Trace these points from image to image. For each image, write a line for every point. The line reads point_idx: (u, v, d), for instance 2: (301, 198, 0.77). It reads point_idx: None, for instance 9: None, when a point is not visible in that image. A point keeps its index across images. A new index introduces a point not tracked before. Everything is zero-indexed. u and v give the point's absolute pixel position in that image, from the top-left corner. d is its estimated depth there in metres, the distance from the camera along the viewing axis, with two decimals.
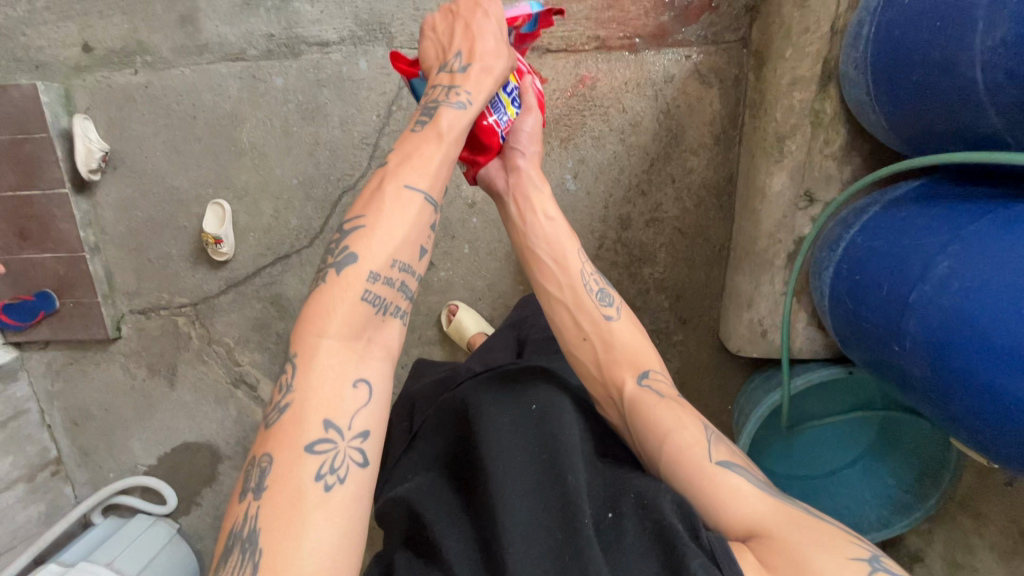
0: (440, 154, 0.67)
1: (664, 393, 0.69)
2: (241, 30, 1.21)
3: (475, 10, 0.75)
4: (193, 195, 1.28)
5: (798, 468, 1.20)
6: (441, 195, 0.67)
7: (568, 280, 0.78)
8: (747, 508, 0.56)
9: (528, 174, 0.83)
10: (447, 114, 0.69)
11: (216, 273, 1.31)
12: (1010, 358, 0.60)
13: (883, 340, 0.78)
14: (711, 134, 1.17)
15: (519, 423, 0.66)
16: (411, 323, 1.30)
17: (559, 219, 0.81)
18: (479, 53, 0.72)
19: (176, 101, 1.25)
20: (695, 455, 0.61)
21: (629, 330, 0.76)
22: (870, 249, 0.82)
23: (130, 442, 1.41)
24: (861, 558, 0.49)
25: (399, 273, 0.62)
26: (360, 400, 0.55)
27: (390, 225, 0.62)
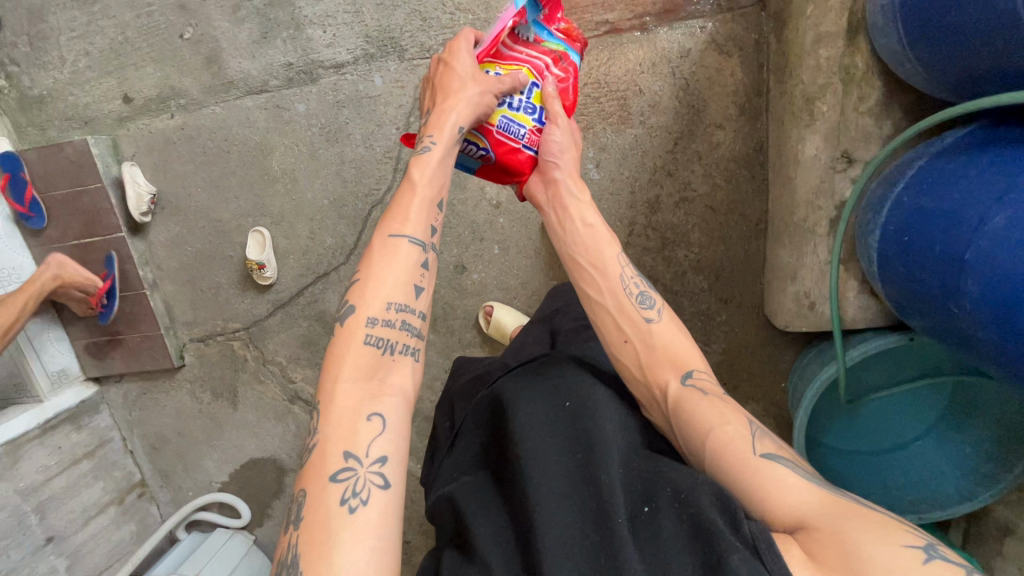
0: (416, 200, 0.70)
1: (708, 389, 0.68)
2: (262, 63, 1.26)
3: (438, 65, 0.78)
4: (235, 225, 1.35)
5: (865, 442, 1.14)
6: (428, 233, 0.70)
7: (605, 283, 0.78)
8: (794, 499, 0.53)
9: (567, 183, 0.83)
10: (417, 163, 0.72)
11: (263, 297, 1.38)
12: None
13: (940, 303, 0.74)
14: (735, 106, 1.12)
15: (552, 424, 0.66)
16: (450, 328, 1.32)
17: (599, 224, 0.81)
18: (444, 100, 0.74)
19: (210, 138, 1.31)
20: (739, 447, 0.59)
21: (672, 329, 0.75)
22: (917, 207, 0.77)
23: (203, 462, 1.50)
24: (918, 548, 0.46)
25: (396, 314, 0.64)
26: (374, 429, 0.58)
27: (381, 275, 0.66)
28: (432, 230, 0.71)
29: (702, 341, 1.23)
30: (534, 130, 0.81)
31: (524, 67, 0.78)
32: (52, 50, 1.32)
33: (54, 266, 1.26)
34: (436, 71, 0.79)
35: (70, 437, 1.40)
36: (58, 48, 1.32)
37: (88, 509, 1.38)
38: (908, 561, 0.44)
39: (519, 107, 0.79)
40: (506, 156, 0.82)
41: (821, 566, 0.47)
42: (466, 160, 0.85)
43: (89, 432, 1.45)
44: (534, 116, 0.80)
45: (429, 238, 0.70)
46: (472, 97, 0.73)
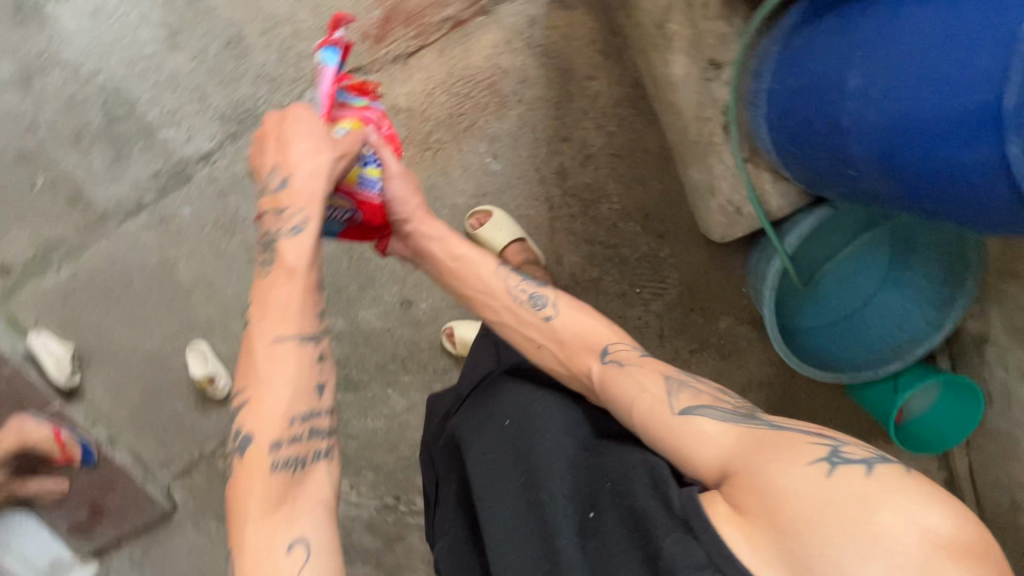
0: (296, 290, 0.67)
1: (624, 360, 0.69)
2: (128, 182, 1.20)
3: (279, 118, 0.72)
4: (169, 349, 1.28)
5: (836, 313, 1.18)
6: (316, 321, 0.67)
7: (498, 302, 0.79)
8: (717, 446, 0.56)
9: (422, 232, 0.83)
10: (287, 245, 0.67)
11: (228, 406, 1.32)
12: (951, 129, 0.59)
13: (838, 171, 0.76)
14: (599, 52, 1.13)
15: (509, 449, 0.71)
16: (421, 363, 1.30)
17: (467, 252, 0.82)
18: (297, 167, 0.68)
19: (108, 275, 1.24)
20: (659, 415, 0.61)
21: (573, 317, 0.75)
22: (786, 90, 0.79)
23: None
24: (820, 460, 0.49)
25: (302, 424, 0.64)
26: (299, 560, 0.60)
27: (273, 388, 0.64)
28: (317, 317, 0.68)
29: (656, 281, 1.25)
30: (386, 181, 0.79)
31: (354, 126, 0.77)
32: None
33: (19, 425, 1.24)
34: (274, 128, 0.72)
35: None
36: None
37: None
38: (812, 478, 0.48)
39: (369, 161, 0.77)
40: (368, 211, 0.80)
41: (744, 512, 0.49)
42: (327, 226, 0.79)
43: None
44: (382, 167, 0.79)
45: (317, 326, 0.67)
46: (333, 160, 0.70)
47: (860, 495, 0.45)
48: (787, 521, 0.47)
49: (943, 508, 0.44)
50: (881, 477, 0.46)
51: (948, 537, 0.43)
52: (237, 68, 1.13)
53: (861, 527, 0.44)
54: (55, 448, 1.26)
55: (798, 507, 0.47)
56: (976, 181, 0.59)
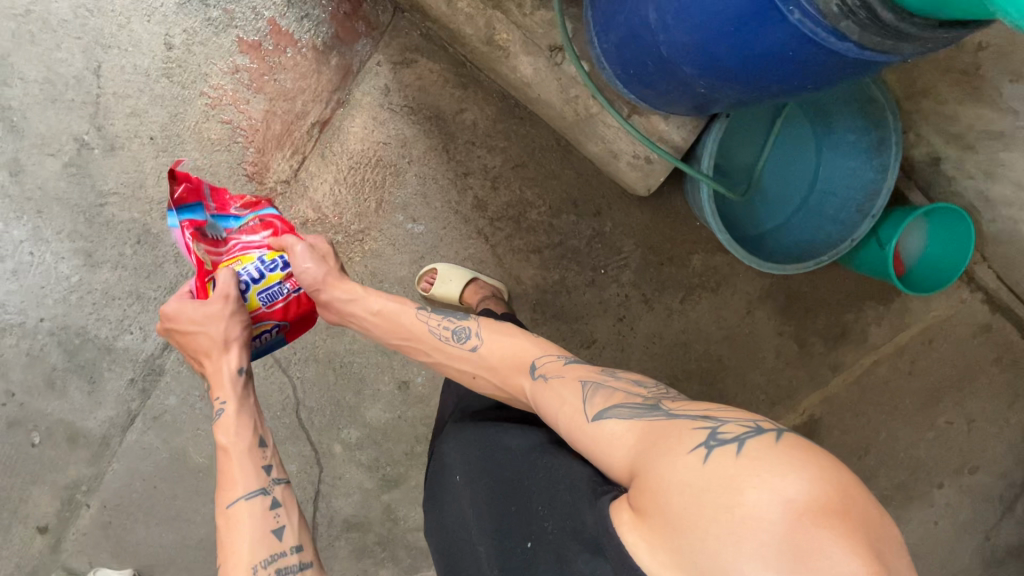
0: (236, 458, 0.75)
1: (549, 371, 0.69)
2: (112, 399, 1.24)
3: (174, 328, 0.84)
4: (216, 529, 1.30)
5: (783, 203, 1.20)
6: (262, 476, 0.74)
7: (426, 344, 0.83)
8: (619, 451, 0.53)
9: (339, 297, 0.87)
10: (220, 429, 0.77)
11: None
12: (742, 21, 0.61)
13: (691, 93, 0.79)
14: (457, 86, 1.18)
15: (468, 501, 0.72)
16: None
17: (382, 304, 0.87)
18: (207, 360, 0.81)
19: (132, 489, 1.28)
20: (575, 426, 0.59)
21: (493, 340, 0.77)
22: (614, 46, 0.83)
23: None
24: (698, 445, 0.47)
25: (266, 569, 0.67)
26: None
27: (234, 547, 0.68)
28: (265, 470, 0.75)
29: (614, 256, 1.25)
30: (286, 278, 0.88)
31: (235, 257, 0.86)
32: None
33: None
34: (178, 332, 0.84)
35: None
36: None
37: None
38: (691, 468, 0.45)
39: (263, 272, 0.86)
40: (289, 312, 0.91)
41: (643, 516, 0.47)
42: (270, 346, 0.91)
43: None
44: (279, 266, 0.87)
45: (266, 478, 0.74)
46: (227, 335, 0.81)
47: (729, 476, 0.43)
48: (674, 519, 0.44)
49: (813, 475, 0.40)
50: (752, 454, 0.44)
51: (818, 506, 0.39)
52: (156, 256, 1.19)
53: (733, 513, 0.41)
54: None
55: (682, 500, 0.44)
56: (793, 53, 0.61)
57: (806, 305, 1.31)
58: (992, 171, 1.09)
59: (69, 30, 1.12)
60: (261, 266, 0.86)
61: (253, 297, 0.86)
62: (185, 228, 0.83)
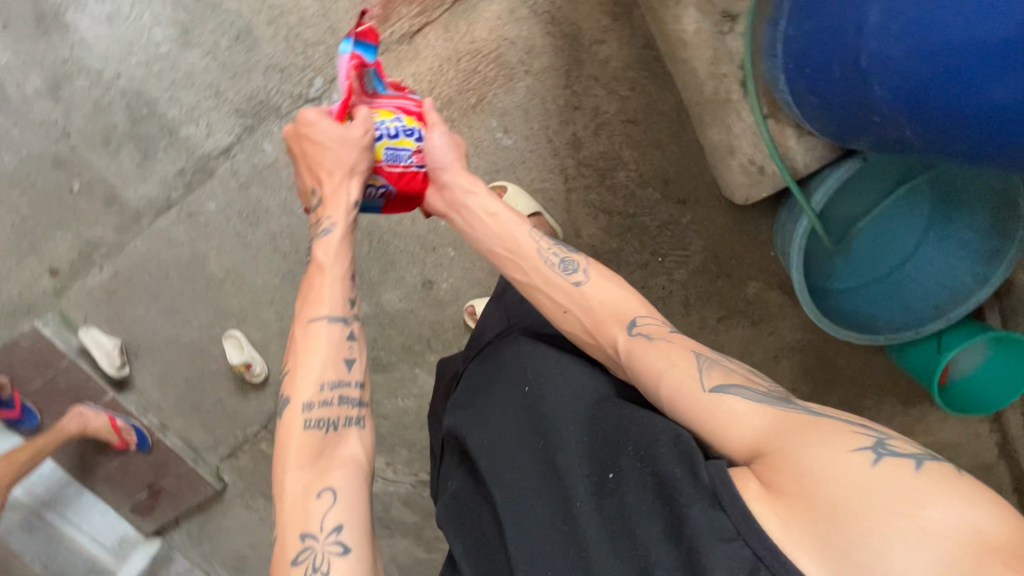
0: (328, 279, 0.72)
1: (654, 333, 0.65)
2: (156, 180, 1.24)
3: (302, 137, 0.77)
4: (208, 339, 1.34)
5: (868, 271, 1.13)
6: (348, 307, 0.72)
7: (526, 263, 0.76)
8: (747, 429, 0.52)
9: (458, 184, 0.81)
10: (320, 246, 0.74)
11: (265, 391, 1.39)
12: (983, 57, 0.55)
13: (862, 118, 0.71)
14: (607, 14, 1.10)
15: (521, 416, 0.70)
16: (445, 342, 1.32)
17: (501, 209, 0.80)
18: (326, 179, 0.75)
19: (145, 271, 1.31)
20: (688, 390, 0.57)
21: (603, 286, 0.71)
22: (804, 34, 0.73)
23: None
24: (864, 449, 0.45)
25: (331, 391, 0.67)
26: (326, 504, 0.62)
27: (308, 360, 0.68)
28: (349, 302, 0.72)
29: (678, 249, 1.21)
30: (417, 149, 0.80)
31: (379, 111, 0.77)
32: None
33: (78, 412, 1.32)
34: (300, 141, 0.78)
35: None
36: None
37: None
38: (854, 466, 0.44)
39: (398, 133, 0.78)
40: (402, 182, 0.82)
41: (780, 495, 0.46)
42: (371, 203, 0.83)
43: None
44: (414, 136, 0.80)
45: (349, 308, 0.72)
46: (354, 164, 0.74)
47: (906, 489, 0.42)
48: (821, 507, 0.43)
49: (1003, 516, 0.40)
50: (933, 475, 0.42)
51: (1005, 546, 0.38)
52: (248, 61, 1.17)
53: (902, 524, 0.40)
54: (113, 434, 1.33)
55: (839, 493, 0.43)
56: (1012, 115, 0.56)
57: (834, 377, 1.28)
58: None
59: None
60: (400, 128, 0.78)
61: (381, 149, 0.77)
62: (354, 60, 0.73)
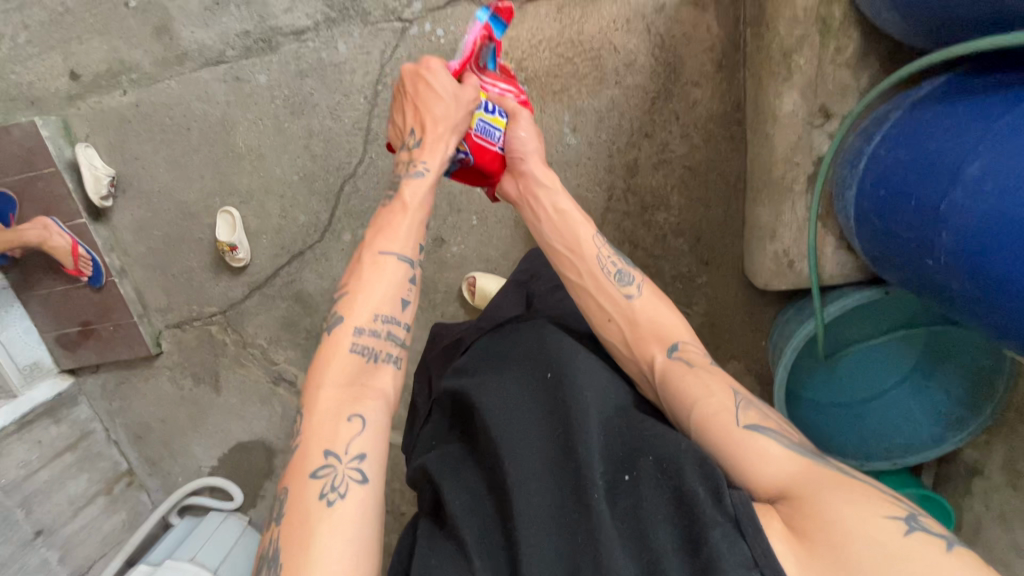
0: (409, 220, 0.73)
1: (694, 362, 0.69)
2: (217, 32, 1.19)
3: (416, 79, 0.76)
4: (202, 206, 1.30)
5: (842, 395, 1.17)
6: (417, 251, 0.72)
7: (582, 264, 0.79)
8: (776, 472, 0.54)
9: (535, 175, 0.83)
10: (409, 186, 0.74)
11: (238, 279, 1.35)
12: None
13: (917, 256, 0.72)
14: (713, 62, 1.09)
15: (534, 398, 0.67)
16: (432, 302, 1.30)
17: (570, 208, 0.81)
18: (430, 126, 0.75)
19: (168, 114, 1.25)
20: (723, 422, 0.60)
21: (653, 304, 0.75)
22: (895, 158, 0.75)
23: (189, 448, 1.52)
24: (897, 518, 0.47)
25: (383, 324, 0.67)
26: (355, 430, 0.60)
27: (369, 287, 0.68)
28: (420, 247, 0.73)
29: (683, 303, 1.23)
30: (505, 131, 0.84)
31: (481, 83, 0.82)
32: None
33: (42, 224, 1.25)
34: (411, 83, 0.77)
35: (50, 431, 1.38)
36: None
37: (75, 501, 1.39)
38: (889, 532, 0.46)
39: (494, 110, 0.82)
40: (479, 159, 0.83)
41: (804, 539, 0.47)
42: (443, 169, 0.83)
43: (69, 424, 1.43)
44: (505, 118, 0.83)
45: (418, 253, 0.73)
46: (459, 123, 0.76)
47: (936, 563, 0.43)
48: (848, 561, 0.45)
49: None
50: (963, 559, 0.44)
51: None
52: None
53: None
54: (70, 259, 1.28)
55: (867, 552, 0.45)
56: None
57: None
58: (1008, 525, 1.07)
59: None
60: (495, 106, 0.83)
61: (475, 118, 0.80)
62: (484, 28, 0.78)
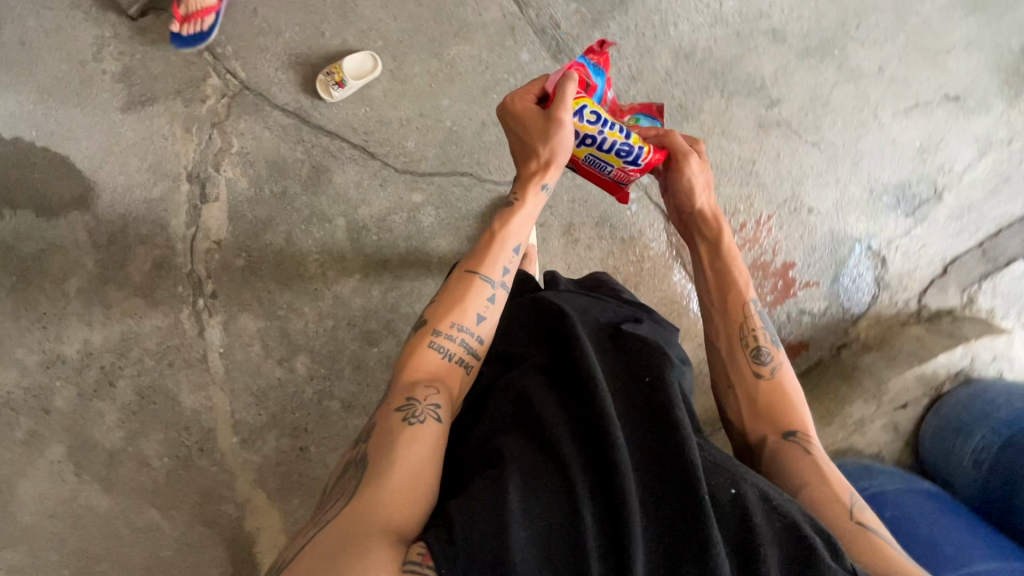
0: (495, 244, 0.85)
1: (811, 449, 0.79)
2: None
3: (510, 119, 0.91)
4: (361, 28, 1.14)
5: None
6: (502, 271, 0.83)
7: (726, 330, 0.92)
8: (877, 559, 0.67)
9: (719, 224, 0.97)
10: (501, 220, 0.87)
11: (296, 91, 1.13)
12: None
13: None
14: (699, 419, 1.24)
15: (631, 400, 0.70)
16: (394, 307, 1.24)
17: (739, 270, 0.95)
18: (531, 172, 0.89)
19: None
20: (832, 508, 0.73)
21: (784, 382, 0.87)
22: None
23: (3, 96, 1.14)
24: None
25: (458, 332, 0.77)
26: (433, 390, 0.70)
27: (457, 299, 0.80)
28: (505, 271, 0.84)
29: None
30: (620, 167, 0.94)
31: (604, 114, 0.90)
32: None
33: None
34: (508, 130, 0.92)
35: None
36: None
37: None
38: None
39: (614, 150, 0.91)
40: (586, 173, 1.00)
41: None
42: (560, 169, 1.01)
43: None
44: (627, 158, 0.92)
45: (501, 275, 0.83)
46: (557, 162, 0.88)
47: None
48: None
49: None
50: None
51: None
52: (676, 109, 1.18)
53: None
54: None
55: None
56: None
57: None
58: None
59: (850, 119, 1.22)
60: (624, 146, 0.91)
61: (582, 150, 0.93)
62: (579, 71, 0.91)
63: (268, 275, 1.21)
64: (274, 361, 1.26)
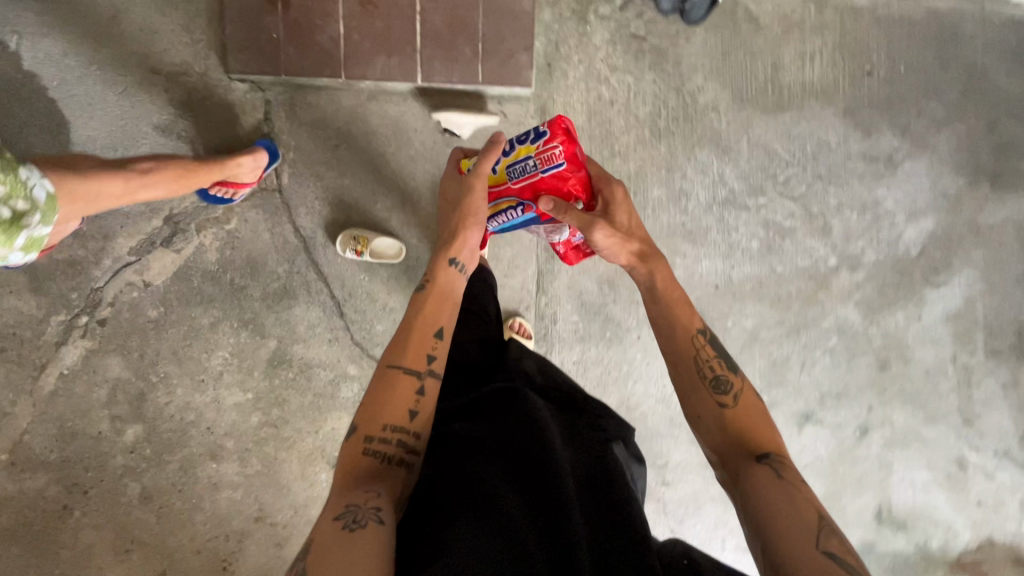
0: (409, 326, 0.79)
1: (782, 474, 0.66)
2: (564, 294, 1.28)
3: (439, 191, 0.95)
4: (409, 217, 1.17)
5: None
6: (416, 358, 0.75)
7: (687, 367, 0.80)
8: None
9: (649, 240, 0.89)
10: (422, 290, 0.83)
11: (318, 226, 1.15)
12: None
13: None
14: None
15: (572, 473, 0.69)
16: (260, 442, 1.19)
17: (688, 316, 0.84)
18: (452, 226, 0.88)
19: None
20: (804, 539, 0.58)
21: (752, 414, 0.75)
22: None
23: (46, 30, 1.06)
24: None
25: (390, 433, 0.69)
26: (371, 492, 0.63)
27: (378, 402, 0.71)
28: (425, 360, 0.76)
29: None
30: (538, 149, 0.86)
31: None
32: (616, 71, 1.23)
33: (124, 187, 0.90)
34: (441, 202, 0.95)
35: None
36: (618, 81, 1.23)
37: None
38: None
39: (521, 143, 0.89)
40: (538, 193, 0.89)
41: None
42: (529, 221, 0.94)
43: None
44: (534, 140, 0.86)
45: (423, 363, 0.75)
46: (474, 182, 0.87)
47: None
48: None
49: None
50: None
51: None
52: None
53: None
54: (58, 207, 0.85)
55: None
56: None
57: None
58: None
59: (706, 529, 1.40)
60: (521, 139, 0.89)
61: (502, 170, 0.91)
62: None
63: (168, 340, 1.15)
64: (107, 414, 1.15)
